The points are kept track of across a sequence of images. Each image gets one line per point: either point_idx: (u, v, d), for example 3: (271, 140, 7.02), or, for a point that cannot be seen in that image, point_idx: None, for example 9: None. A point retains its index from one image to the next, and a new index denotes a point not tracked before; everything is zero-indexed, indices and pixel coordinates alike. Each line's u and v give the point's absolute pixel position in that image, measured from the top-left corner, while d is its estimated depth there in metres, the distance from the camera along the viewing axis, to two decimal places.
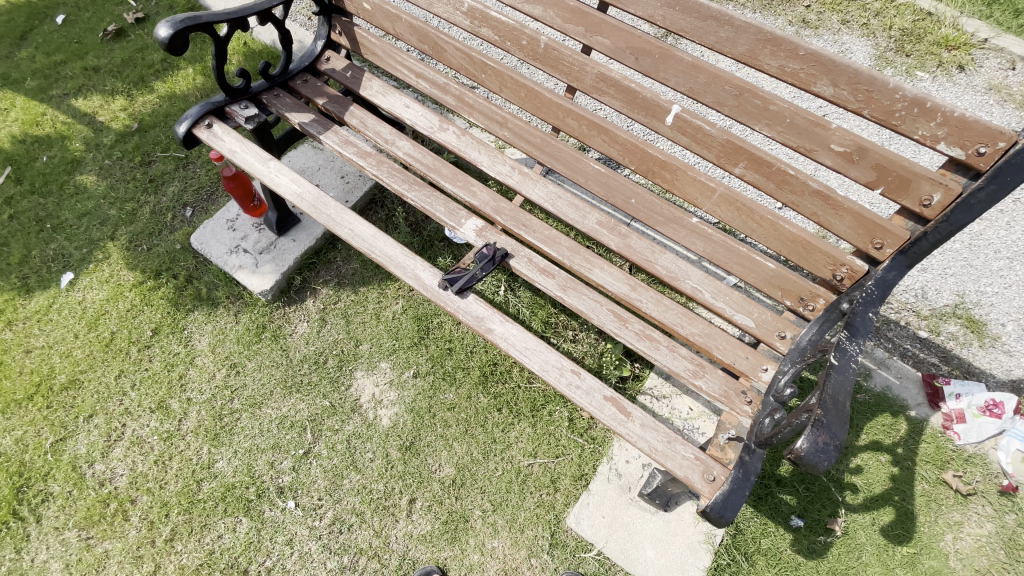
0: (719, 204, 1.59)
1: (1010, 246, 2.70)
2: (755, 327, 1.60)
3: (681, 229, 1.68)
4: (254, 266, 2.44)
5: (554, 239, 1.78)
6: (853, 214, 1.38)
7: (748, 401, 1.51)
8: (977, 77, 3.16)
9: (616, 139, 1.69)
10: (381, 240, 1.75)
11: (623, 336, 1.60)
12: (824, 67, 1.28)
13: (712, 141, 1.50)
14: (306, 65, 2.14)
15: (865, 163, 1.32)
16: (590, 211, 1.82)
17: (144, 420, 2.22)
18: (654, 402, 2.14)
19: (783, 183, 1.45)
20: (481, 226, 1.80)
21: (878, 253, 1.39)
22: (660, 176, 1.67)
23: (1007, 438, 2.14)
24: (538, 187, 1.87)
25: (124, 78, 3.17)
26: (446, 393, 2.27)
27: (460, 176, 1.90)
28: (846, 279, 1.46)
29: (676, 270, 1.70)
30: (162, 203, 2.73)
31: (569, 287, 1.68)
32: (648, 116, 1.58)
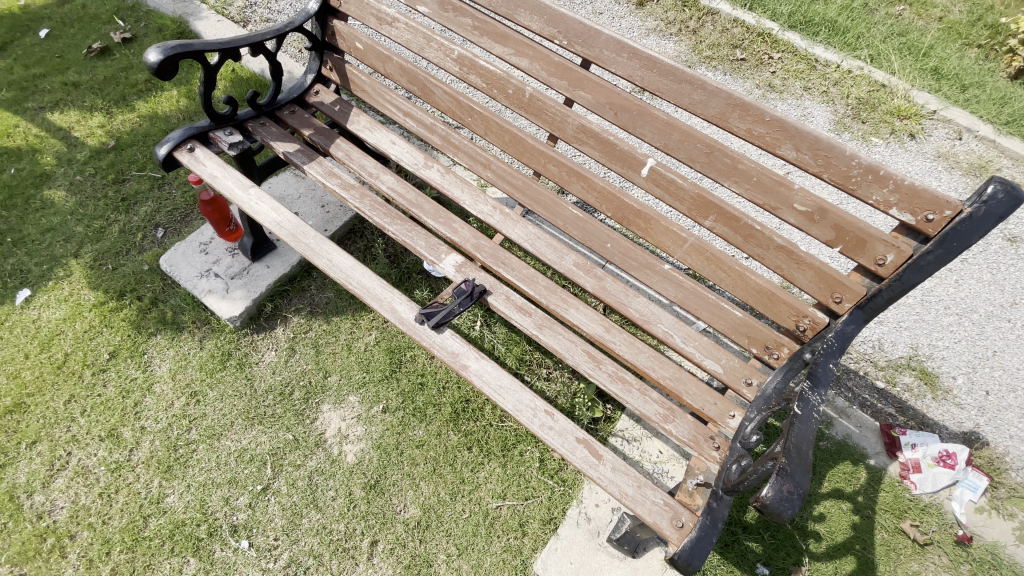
0: (690, 253, 1.65)
1: (958, 303, 2.87)
2: (723, 373, 1.64)
3: (654, 275, 1.74)
4: (224, 291, 2.39)
5: (531, 278, 1.81)
6: (814, 269, 1.46)
7: (716, 446, 1.53)
8: (927, 145, 3.44)
9: (594, 186, 1.75)
10: (359, 271, 1.74)
11: (596, 377, 1.62)
12: (788, 133, 1.38)
13: (684, 194, 1.58)
14: (295, 97, 2.17)
15: (825, 223, 1.41)
16: (568, 252, 1.87)
17: (92, 449, 2.09)
18: (625, 445, 2.14)
19: (750, 237, 1.53)
20: (461, 262, 1.82)
21: (838, 306, 1.46)
22: (634, 223, 1.74)
23: (960, 489, 2.21)
24: (518, 227, 1.91)
25: (105, 96, 3.14)
26: (416, 429, 2.23)
27: (442, 213, 1.93)
28: (808, 329, 1.53)
29: (649, 314, 1.74)
30: (133, 222, 2.66)
31: (545, 326, 1.70)
32: (625, 166, 1.65)
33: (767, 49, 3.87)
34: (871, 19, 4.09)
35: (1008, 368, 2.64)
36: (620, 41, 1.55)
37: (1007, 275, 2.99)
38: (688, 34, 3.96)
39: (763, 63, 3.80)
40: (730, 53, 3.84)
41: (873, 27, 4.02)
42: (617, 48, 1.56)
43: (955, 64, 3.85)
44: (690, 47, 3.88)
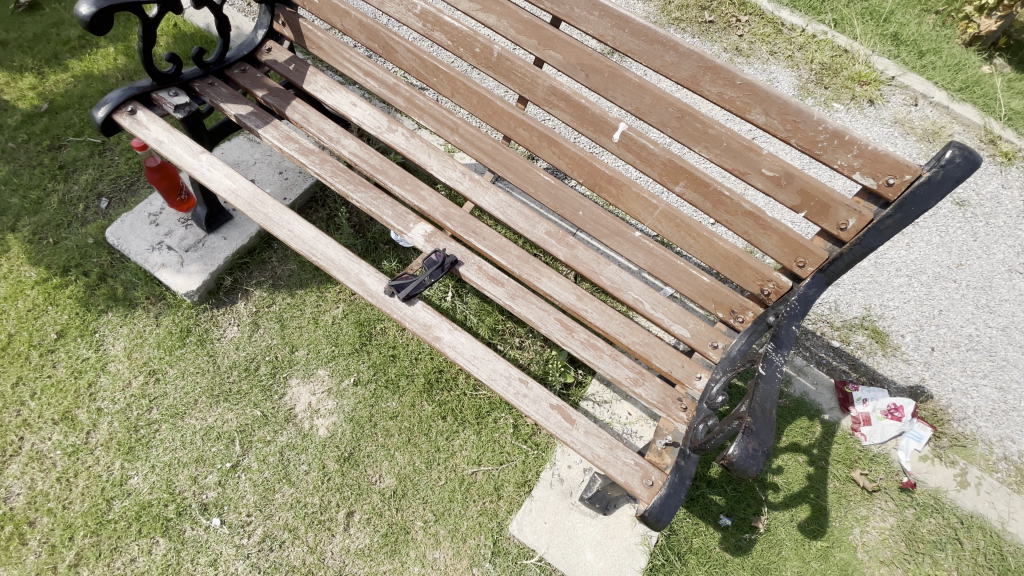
0: (661, 220, 1.65)
1: (909, 265, 3.01)
2: (690, 337, 1.68)
3: (625, 242, 1.74)
4: (178, 264, 2.26)
5: (502, 247, 1.78)
6: (780, 234, 1.49)
7: (683, 408, 1.57)
8: (884, 111, 3.53)
9: (565, 151, 1.72)
10: (323, 242, 1.66)
11: (569, 344, 1.62)
12: (758, 97, 1.37)
13: (655, 160, 1.56)
14: (245, 55, 2.01)
15: (791, 188, 1.42)
16: (539, 220, 1.84)
17: (45, 433, 2.00)
18: (596, 408, 2.19)
19: (718, 203, 1.53)
20: (430, 231, 1.77)
21: (801, 271, 1.51)
22: (606, 190, 1.72)
23: (906, 439, 2.39)
24: (488, 194, 1.86)
25: (33, 53, 2.86)
26: (389, 401, 2.21)
27: (408, 179, 1.85)
28: (773, 293, 1.58)
29: (619, 281, 1.75)
30: (73, 192, 2.47)
31: (517, 295, 1.69)
32: (597, 131, 1.62)
33: (735, 11, 3.83)
34: None
35: (952, 326, 2.81)
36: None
37: (954, 238, 3.15)
38: None
39: (731, 25, 3.77)
40: (698, 15, 3.79)
41: None
42: (588, 5, 1.50)
43: (913, 29, 3.92)
44: (659, 8, 3.80)
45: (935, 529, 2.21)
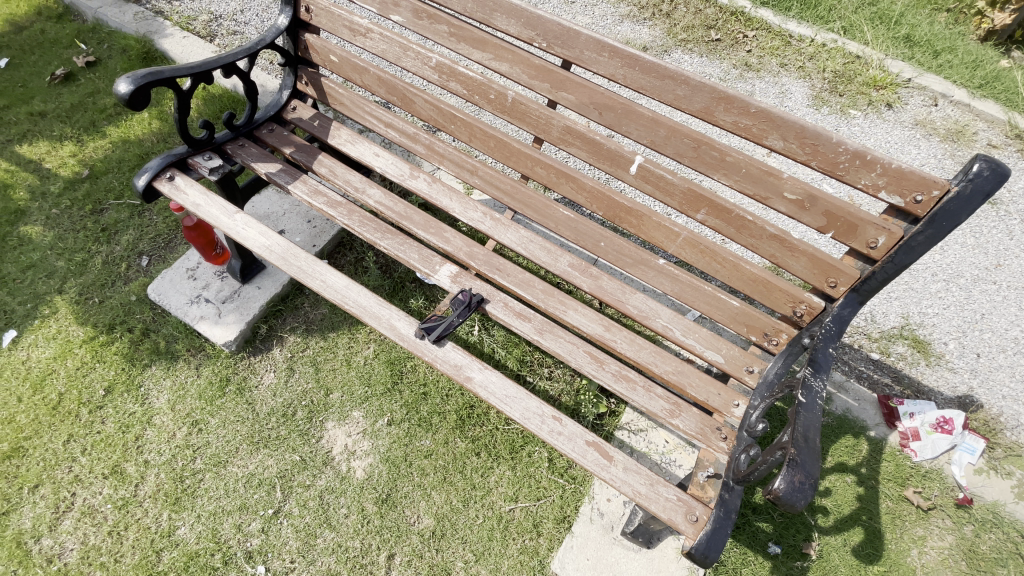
0: (684, 247, 1.65)
1: (945, 269, 2.92)
2: (724, 363, 1.67)
3: (649, 270, 1.74)
4: (216, 316, 2.35)
5: (527, 282, 1.80)
6: (808, 255, 1.48)
7: (723, 437, 1.55)
8: (904, 113, 3.49)
9: (583, 186, 1.74)
10: (354, 290, 1.71)
11: (600, 377, 1.62)
12: (774, 123, 1.38)
13: (674, 189, 1.57)
14: (272, 114, 2.12)
15: (816, 210, 1.42)
16: (562, 253, 1.86)
17: (96, 488, 2.07)
18: (632, 437, 2.17)
19: (742, 228, 1.53)
20: (456, 272, 1.80)
21: (833, 291, 1.48)
22: (626, 221, 1.73)
23: (959, 453, 2.28)
24: (510, 231, 1.89)
25: (74, 124, 3.06)
26: (423, 439, 2.23)
27: (432, 222, 1.89)
28: (806, 314, 1.56)
29: (647, 309, 1.75)
30: (116, 252, 2.61)
31: (545, 330, 1.70)
32: (614, 165, 1.64)
33: (741, 27, 3.86)
34: None
35: (997, 330, 2.70)
36: (600, 41, 1.53)
37: (989, 238, 3.05)
38: (662, 18, 3.93)
39: (738, 42, 3.79)
40: (704, 35, 3.83)
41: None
42: (597, 47, 1.54)
43: (926, 30, 3.89)
44: (664, 31, 3.85)
45: (998, 547, 2.10)
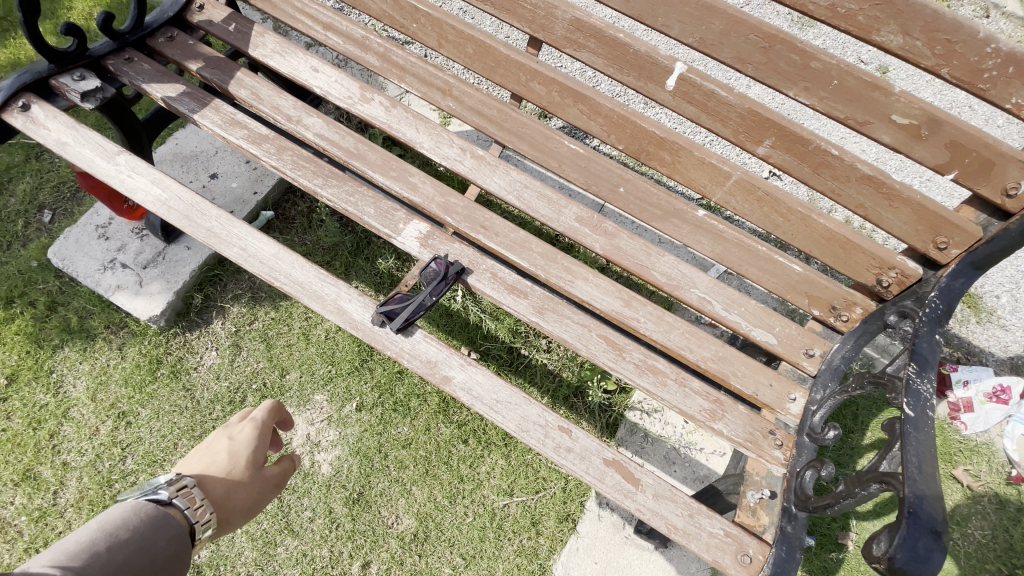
0: (734, 193, 1.22)
1: None
2: (777, 345, 1.30)
3: (684, 225, 1.32)
4: (136, 285, 1.90)
5: (522, 243, 1.37)
6: (913, 205, 1.06)
7: (778, 444, 1.20)
8: None
9: (597, 109, 1.26)
10: (288, 260, 1.26)
11: (620, 370, 1.24)
12: (894, 9, 0.99)
13: (728, 112, 1.12)
14: (170, 17, 1.57)
15: (936, 140, 0.99)
16: (566, 203, 1.41)
17: (5, 498, 1.72)
18: (645, 419, 1.86)
19: (822, 166, 1.09)
20: (426, 231, 1.36)
21: (941, 254, 1.08)
22: (656, 157, 1.27)
23: (1013, 425, 1.96)
24: (497, 173, 1.42)
25: None
26: (400, 427, 1.87)
27: (393, 162, 1.41)
28: (894, 284, 1.17)
29: (678, 277, 1.35)
30: (9, 206, 2.10)
31: (546, 309, 1.30)
32: (642, 77, 1.17)
33: None
34: None
35: None
36: None
37: None
38: None
39: None
40: None
41: None
42: None
43: None
44: None
45: None
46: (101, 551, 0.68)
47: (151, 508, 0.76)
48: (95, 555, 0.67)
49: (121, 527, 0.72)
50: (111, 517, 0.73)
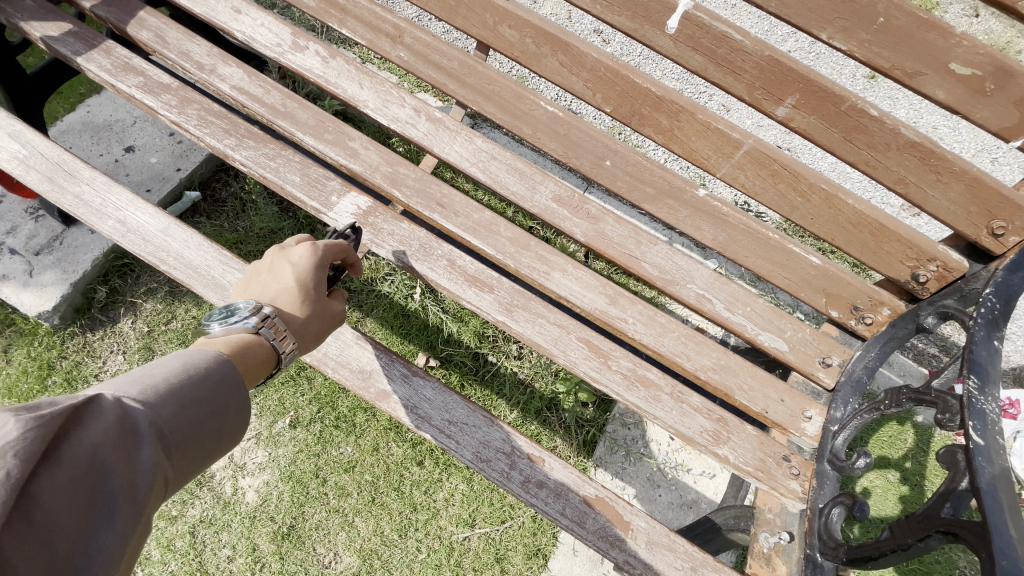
0: (745, 166, 1.00)
1: None
2: (789, 353, 1.08)
3: (681, 206, 1.10)
4: (26, 275, 1.57)
5: (487, 226, 1.12)
6: (967, 179, 0.88)
7: (795, 473, 0.98)
8: None
9: (583, 61, 1.04)
10: (192, 243, 1.05)
11: (604, 383, 1.01)
12: None
13: (746, 60, 0.93)
14: None
15: (1002, 98, 0.86)
16: (540, 178, 1.17)
17: None
18: (629, 436, 1.63)
19: (855, 128, 0.91)
20: (367, 207, 1.10)
21: (995, 242, 0.89)
22: (651, 121, 1.04)
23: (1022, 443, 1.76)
24: (458, 140, 1.17)
25: None
26: (342, 447, 1.60)
27: (329, 123, 1.16)
28: (934, 280, 0.97)
29: (672, 270, 1.12)
30: None
31: (514, 307, 1.06)
32: (643, 18, 0.98)
33: None
34: None
35: None
36: None
37: None
38: None
39: None
40: None
41: None
42: None
43: None
44: None
45: None
46: (182, 402, 0.61)
47: (226, 359, 0.69)
48: (173, 398, 0.60)
49: (200, 371, 0.65)
50: (193, 357, 0.66)
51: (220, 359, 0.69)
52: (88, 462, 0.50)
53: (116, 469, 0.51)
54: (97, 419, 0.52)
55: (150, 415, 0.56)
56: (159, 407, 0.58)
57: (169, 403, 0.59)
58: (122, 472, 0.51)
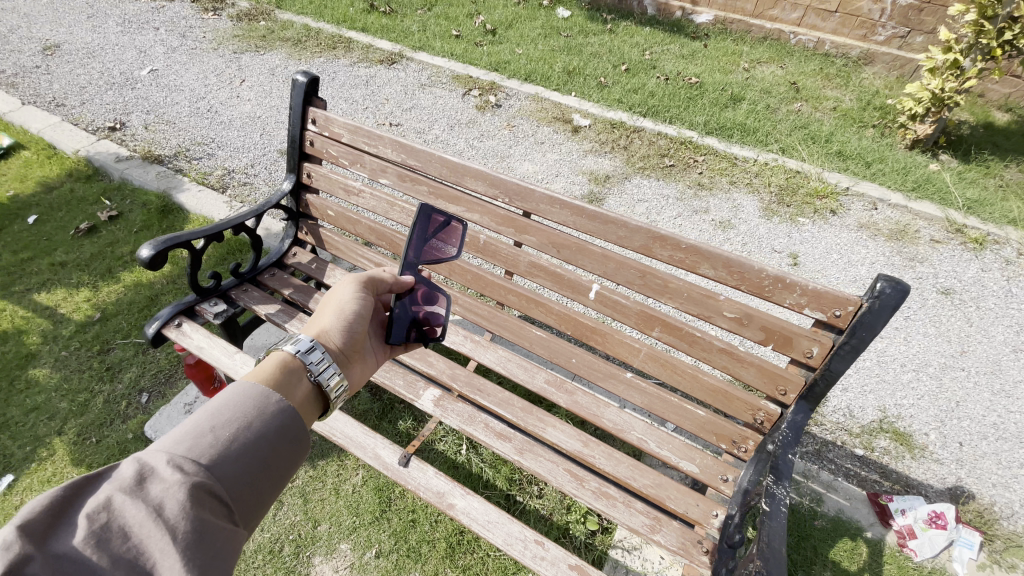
0: (647, 361, 1.80)
1: (912, 359, 3.04)
2: (699, 472, 1.74)
3: (620, 383, 1.87)
4: None
5: (507, 401, 1.91)
6: (756, 365, 1.62)
7: (705, 551, 1.58)
8: (848, 218, 3.88)
9: (551, 310, 1.93)
10: (342, 420, 1.86)
11: (582, 496, 1.69)
12: (703, 256, 1.61)
13: (629, 311, 1.76)
14: (274, 260, 2.38)
15: (754, 326, 1.59)
16: (538, 370, 2.00)
17: None
18: (627, 555, 2.12)
19: (694, 342, 1.69)
20: (439, 395, 1.94)
21: (785, 397, 1.61)
22: (593, 339, 1.90)
23: (958, 548, 2.20)
24: (488, 352, 2.05)
25: (91, 271, 3.25)
26: (412, 571, 2.17)
27: (417, 349, 2.07)
28: (766, 421, 1.67)
29: (621, 423, 1.85)
30: (118, 390, 2.70)
31: (525, 450, 1.79)
32: (575, 292, 1.85)
33: (691, 153, 4.30)
34: (775, 118, 4.69)
35: (973, 417, 2.77)
36: (553, 196, 1.80)
37: (949, 326, 3.24)
38: (621, 150, 4.32)
39: (690, 165, 4.21)
40: (660, 162, 4.23)
41: (778, 124, 4.60)
42: (551, 201, 1.81)
43: (855, 145, 4.45)
44: (624, 161, 4.23)
45: None
46: (200, 435, 0.87)
47: (237, 397, 0.97)
48: (189, 438, 0.86)
49: (223, 403, 0.95)
50: (207, 407, 0.93)
51: (243, 397, 0.98)
52: (109, 504, 0.73)
53: (142, 495, 0.75)
54: (123, 473, 0.78)
55: (168, 452, 0.83)
56: (175, 449, 0.84)
57: (184, 443, 0.85)
58: (144, 498, 0.75)
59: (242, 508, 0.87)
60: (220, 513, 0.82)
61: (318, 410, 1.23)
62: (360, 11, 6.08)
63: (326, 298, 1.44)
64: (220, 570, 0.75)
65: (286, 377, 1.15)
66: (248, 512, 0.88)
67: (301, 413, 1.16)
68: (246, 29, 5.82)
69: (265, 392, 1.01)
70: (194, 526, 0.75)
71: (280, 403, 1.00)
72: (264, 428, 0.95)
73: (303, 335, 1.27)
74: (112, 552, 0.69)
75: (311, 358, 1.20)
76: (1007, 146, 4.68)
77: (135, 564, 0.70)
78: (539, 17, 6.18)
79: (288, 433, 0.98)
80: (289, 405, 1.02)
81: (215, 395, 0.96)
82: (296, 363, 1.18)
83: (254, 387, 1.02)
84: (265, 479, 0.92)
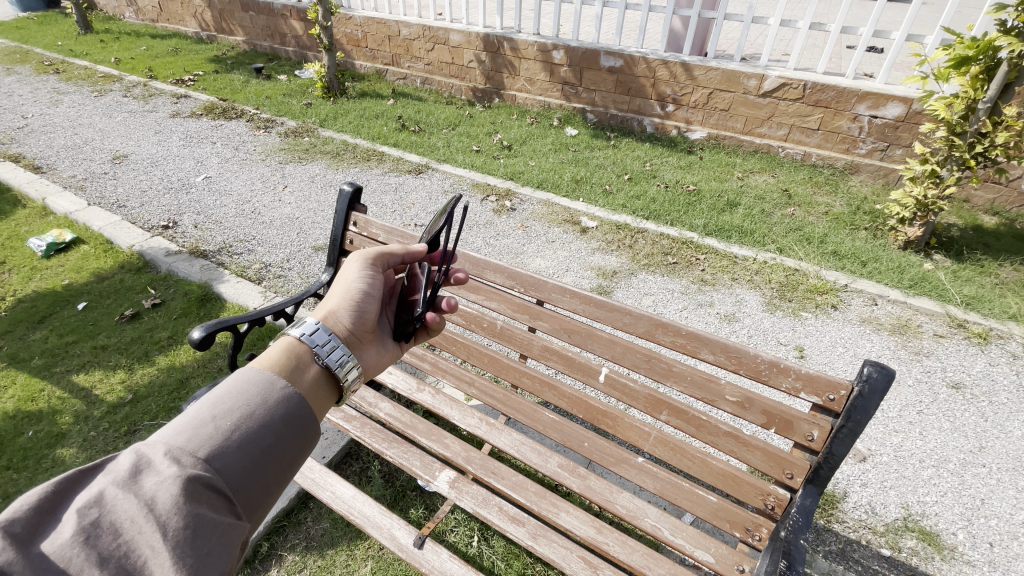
0: (657, 444, 1.86)
1: (931, 455, 3.00)
2: (715, 562, 1.72)
3: (631, 468, 1.92)
4: None
5: (521, 485, 1.95)
6: (761, 449, 1.68)
7: None
8: (850, 312, 4.03)
9: (563, 393, 2.04)
10: (359, 500, 2.01)
11: None
12: (702, 341, 1.75)
13: (638, 394, 1.87)
14: None
15: (755, 409, 1.68)
16: (551, 454, 2.06)
17: None
18: None
19: (700, 426, 1.77)
20: (453, 477, 2.01)
21: (793, 481, 1.64)
22: (603, 422, 1.98)
23: None
24: (503, 435, 2.13)
25: (129, 354, 3.45)
26: None
27: (434, 430, 2.15)
28: (777, 506, 1.68)
29: (635, 509, 1.88)
30: None
31: (539, 535, 1.81)
32: (585, 375, 1.98)
33: (693, 252, 4.59)
34: (770, 221, 5.04)
35: (1002, 517, 2.68)
36: (564, 286, 2.00)
37: (964, 420, 3.22)
38: (626, 249, 4.63)
39: (692, 262, 4.48)
40: (664, 259, 4.51)
41: (773, 227, 4.93)
42: (561, 290, 2.01)
43: (849, 245, 4.71)
44: (630, 258, 4.53)
45: None
46: (199, 429, 0.99)
47: (244, 386, 1.10)
48: (190, 430, 0.99)
49: (228, 391, 1.07)
50: (211, 398, 1.05)
51: (249, 385, 1.11)
52: (101, 504, 0.87)
53: (135, 492, 0.88)
54: (121, 471, 0.91)
55: (167, 444, 0.95)
56: (172, 443, 0.96)
57: (180, 437, 0.97)
58: (133, 498, 0.88)
59: (244, 496, 1.00)
60: (217, 505, 0.94)
61: (335, 390, 1.33)
62: (392, 130, 6.90)
63: (337, 276, 1.56)
64: (209, 564, 0.87)
65: (292, 360, 1.24)
66: (251, 499, 1.01)
67: (318, 391, 1.26)
68: (291, 144, 6.59)
69: (271, 378, 1.15)
70: (184, 522, 0.87)
71: (284, 389, 1.14)
72: (267, 417, 1.08)
73: (308, 318, 1.37)
74: (101, 548, 0.83)
75: (316, 342, 1.31)
76: (997, 246, 4.91)
77: (125, 557, 0.83)
78: (550, 134, 6.93)
79: (290, 422, 1.10)
80: (293, 393, 1.14)
81: (222, 382, 1.09)
82: (301, 346, 1.29)
83: (260, 375, 1.15)
84: (268, 468, 1.04)
